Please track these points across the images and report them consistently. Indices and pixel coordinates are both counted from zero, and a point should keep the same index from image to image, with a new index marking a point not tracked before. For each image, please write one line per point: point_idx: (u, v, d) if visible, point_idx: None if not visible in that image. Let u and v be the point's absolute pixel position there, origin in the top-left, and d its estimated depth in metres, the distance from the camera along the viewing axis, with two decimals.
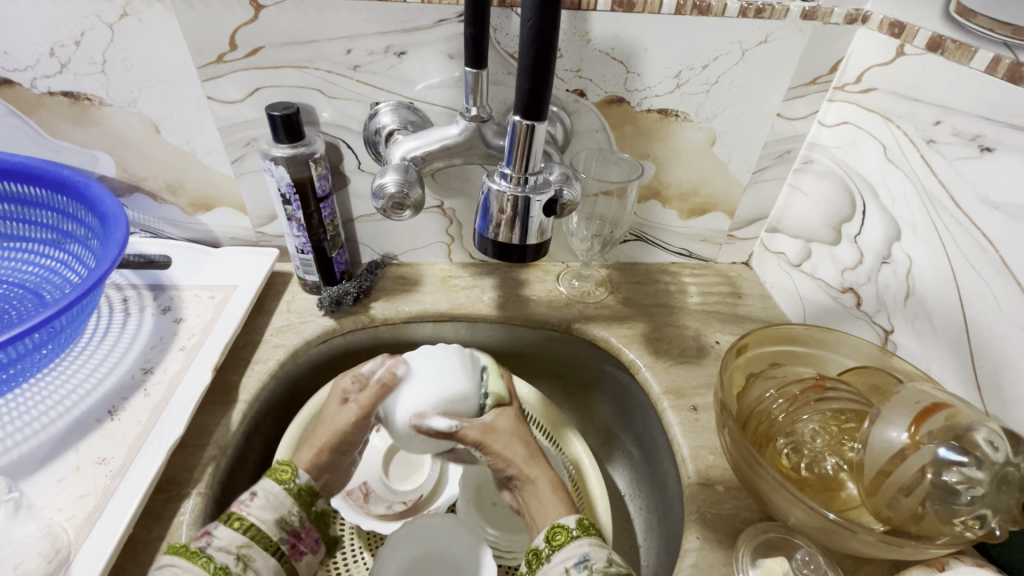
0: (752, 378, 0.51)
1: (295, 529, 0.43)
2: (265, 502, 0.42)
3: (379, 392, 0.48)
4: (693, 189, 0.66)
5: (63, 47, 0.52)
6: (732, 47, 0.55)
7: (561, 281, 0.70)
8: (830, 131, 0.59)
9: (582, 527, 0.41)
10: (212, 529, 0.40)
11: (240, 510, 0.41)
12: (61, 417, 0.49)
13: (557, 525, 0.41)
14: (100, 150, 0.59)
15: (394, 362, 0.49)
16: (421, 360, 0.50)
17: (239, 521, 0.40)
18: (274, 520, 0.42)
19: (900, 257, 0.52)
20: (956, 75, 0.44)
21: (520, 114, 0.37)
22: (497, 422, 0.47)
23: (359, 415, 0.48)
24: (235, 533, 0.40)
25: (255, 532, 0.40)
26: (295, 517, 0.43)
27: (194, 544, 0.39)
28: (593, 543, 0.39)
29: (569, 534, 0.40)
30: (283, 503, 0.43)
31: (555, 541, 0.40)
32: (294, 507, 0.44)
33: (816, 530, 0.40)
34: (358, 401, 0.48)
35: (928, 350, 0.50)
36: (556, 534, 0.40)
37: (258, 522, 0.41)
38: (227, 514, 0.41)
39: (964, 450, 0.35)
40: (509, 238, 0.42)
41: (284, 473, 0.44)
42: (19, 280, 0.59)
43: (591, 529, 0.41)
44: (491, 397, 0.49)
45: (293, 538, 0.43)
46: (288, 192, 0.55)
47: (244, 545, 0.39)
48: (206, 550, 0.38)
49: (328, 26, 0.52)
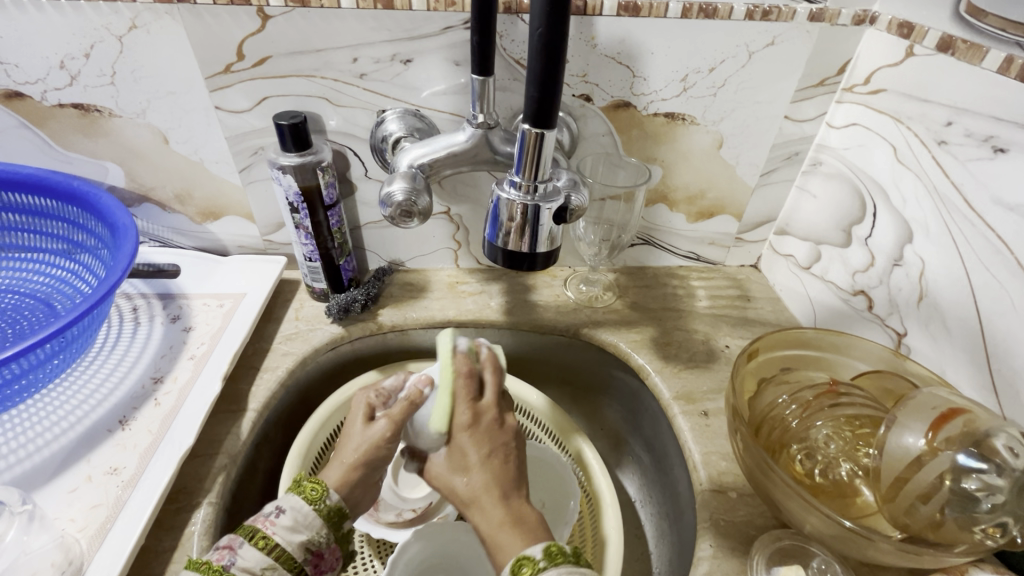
0: (763, 383, 0.50)
1: (319, 549, 0.42)
2: (292, 522, 0.41)
3: (408, 407, 0.47)
4: (701, 192, 0.66)
5: (73, 60, 0.52)
6: (739, 50, 0.55)
7: (569, 285, 0.70)
8: (839, 133, 0.59)
9: (549, 556, 0.37)
10: (236, 546, 0.39)
11: (265, 528, 0.41)
12: (72, 427, 0.49)
13: (521, 557, 0.38)
14: (109, 161, 0.60)
15: (423, 379, 0.48)
16: (436, 368, 0.50)
17: (263, 541, 0.40)
18: (299, 541, 0.41)
19: (912, 259, 0.51)
20: (968, 76, 0.44)
21: (528, 122, 0.37)
22: (437, 466, 0.45)
23: (391, 431, 0.47)
24: (260, 554, 0.39)
25: (279, 553, 0.40)
26: (321, 538, 0.42)
27: (215, 561, 0.38)
28: (562, 572, 0.36)
29: (535, 565, 0.37)
30: (310, 524, 0.42)
31: (521, 575, 0.37)
32: (322, 528, 0.42)
33: (832, 538, 0.39)
34: (388, 414, 0.47)
35: (943, 353, 0.49)
36: (522, 566, 0.37)
37: (284, 543, 0.40)
38: (251, 531, 0.40)
39: (983, 457, 0.34)
40: (518, 246, 0.42)
41: (315, 493, 0.43)
42: (31, 290, 0.59)
43: (560, 556, 0.37)
44: (445, 426, 0.46)
45: (316, 558, 0.42)
46: (296, 201, 0.55)
47: (268, 567, 0.39)
48: (229, 570, 0.38)
49: (334, 35, 0.52)
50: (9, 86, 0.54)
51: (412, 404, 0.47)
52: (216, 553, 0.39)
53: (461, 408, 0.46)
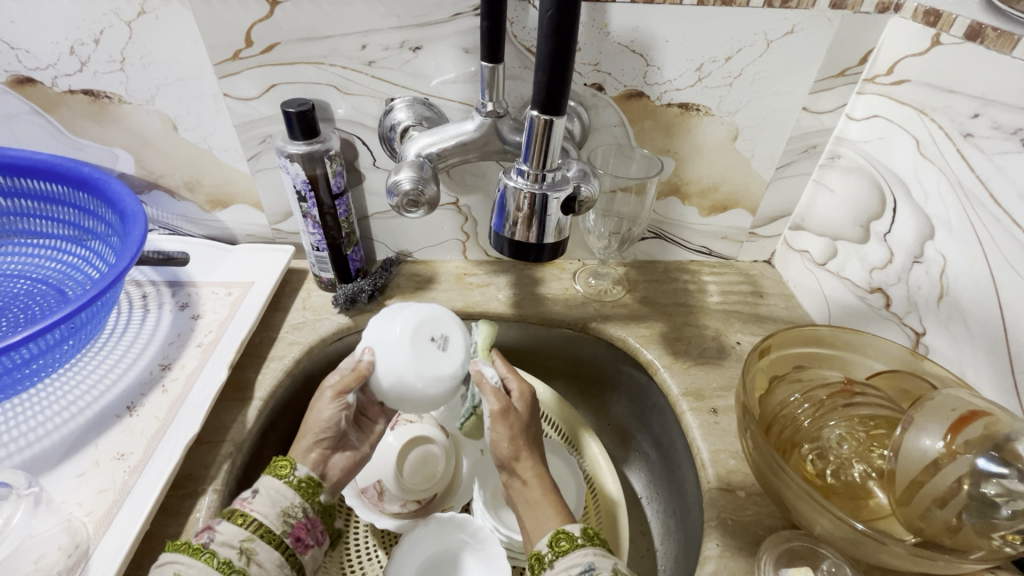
0: (775, 381, 0.49)
1: (298, 522, 0.43)
2: (267, 497, 0.43)
3: (355, 378, 0.49)
4: (714, 185, 0.64)
5: (83, 46, 0.52)
6: (757, 38, 0.53)
7: (578, 279, 0.69)
8: (859, 125, 0.57)
9: (586, 536, 0.41)
10: (215, 525, 0.40)
11: (243, 507, 0.42)
12: (80, 412, 0.49)
13: (561, 532, 0.42)
14: (119, 148, 0.60)
15: (366, 350, 0.50)
16: (388, 353, 0.49)
17: (241, 517, 0.41)
18: (277, 513, 0.42)
19: (933, 257, 0.50)
20: (996, 65, 0.42)
21: (537, 109, 0.36)
22: (513, 410, 0.50)
23: (335, 394, 0.49)
24: (237, 528, 0.40)
25: (257, 526, 0.41)
26: (298, 509, 0.43)
27: (195, 541, 0.39)
28: (597, 552, 0.40)
29: (574, 541, 0.41)
30: (284, 497, 0.43)
31: (558, 548, 0.41)
32: (296, 499, 0.44)
33: (842, 541, 0.38)
34: (334, 384, 0.49)
35: (963, 354, 0.48)
36: (559, 540, 0.41)
37: (261, 517, 0.41)
38: (230, 511, 0.41)
39: (1005, 461, 0.33)
40: (525, 237, 0.41)
41: (284, 468, 0.45)
42: (42, 276, 0.60)
43: (596, 539, 0.42)
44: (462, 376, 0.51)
45: (298, 533, 0.43)
46: (303, 189, 0.54)
47: (246, 539, 0.40)
48: (209, 546, 0.38)
49: (343, 22, 0.51)
50: (20, 71, 0.54)
51: (359, 375, 0.49)
52: (196, 535, 0.40)
53: (490, 397, 0.50)
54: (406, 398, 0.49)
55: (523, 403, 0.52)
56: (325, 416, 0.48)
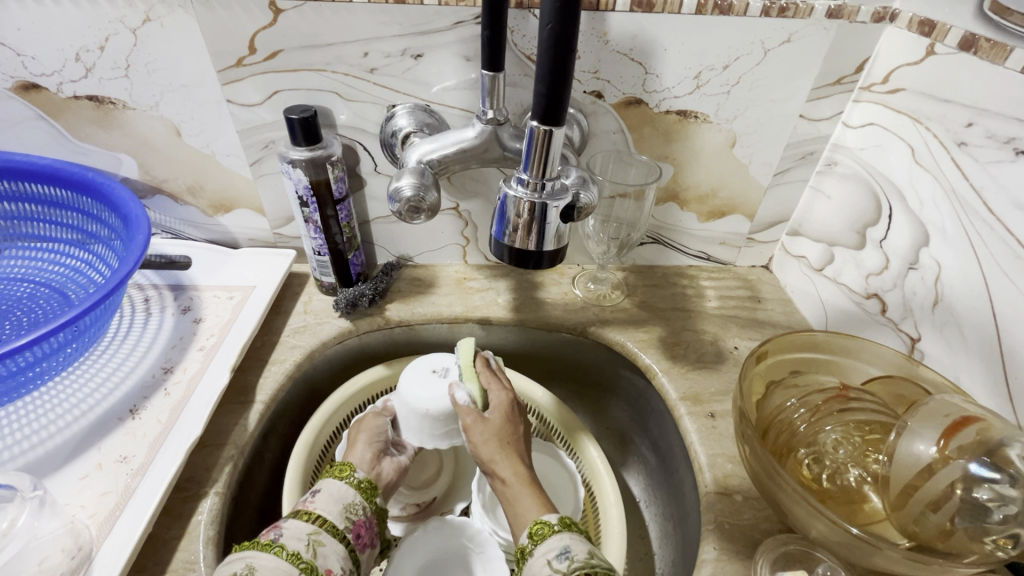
0: (772, 386, 0.49)
1: (358, 520, 0.44)
2: (328, 496, 0.43)
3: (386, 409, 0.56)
4: (712, 191, 0.65)
5: (89, 52, 0.53)
6: (755, 47, 0.54)
7: (578, 284, 0.69)
8: (855, 132, 0.57)
9: (563, 522, 0.42)
10: (281, 523, 0.40)
11: (306, 506, 0.42)
12: (83, 415, 0.49)
13: (539, 521, 0.42)
14: (123, 153, 0.60)
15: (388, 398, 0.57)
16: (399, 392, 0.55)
17: (307, 514, 0.41)
18: (339, 511, 0.43)
19: (928, 263, 0.50)
20: (988, 76, 0.43)
21: (537, 118, 0.37)
22: (485, 418, 0.50)
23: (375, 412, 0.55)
24: (304, 523, 0.40)
25: (323, 522, 0.41)
26: (359, 508, 0.44)
27: (263, 538, 0.39)
28: (573, 536, 0.40)
29: (552, 528, 0.41)
30: (346, 494, 0.44)
31: (537, 537, 0.41)
32: (358, 498, 0.44)
33: (837, 545, 0.39)
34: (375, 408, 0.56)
35: (958, 360, 0.48)
36: (539, 529, 0.42)
37: (325, 514, 0.42)
38: (295, 510, 0.42)
39: (996, 466, 0.34)
40: (525, 243, 0.41)
41: (343, 470, 0.46)
42: (45, 280, 0.60)
43: (573, 526, 0.42)
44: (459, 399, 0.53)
45: (358, 530, 0.43)
46: (305, 195, 0.55)
47: (314, 533, 0.40)
48: (278, 540, 0.38)
49: (346, 29, 0.52)
50: (26, 77, 0.55)
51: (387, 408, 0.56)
52: (263, 534, 0.40)
53: (463, 413, 0.51)
54: (424, 425, 0.53)
55: (499, 410, 0.51)
56: (375, 424, 0.54)
